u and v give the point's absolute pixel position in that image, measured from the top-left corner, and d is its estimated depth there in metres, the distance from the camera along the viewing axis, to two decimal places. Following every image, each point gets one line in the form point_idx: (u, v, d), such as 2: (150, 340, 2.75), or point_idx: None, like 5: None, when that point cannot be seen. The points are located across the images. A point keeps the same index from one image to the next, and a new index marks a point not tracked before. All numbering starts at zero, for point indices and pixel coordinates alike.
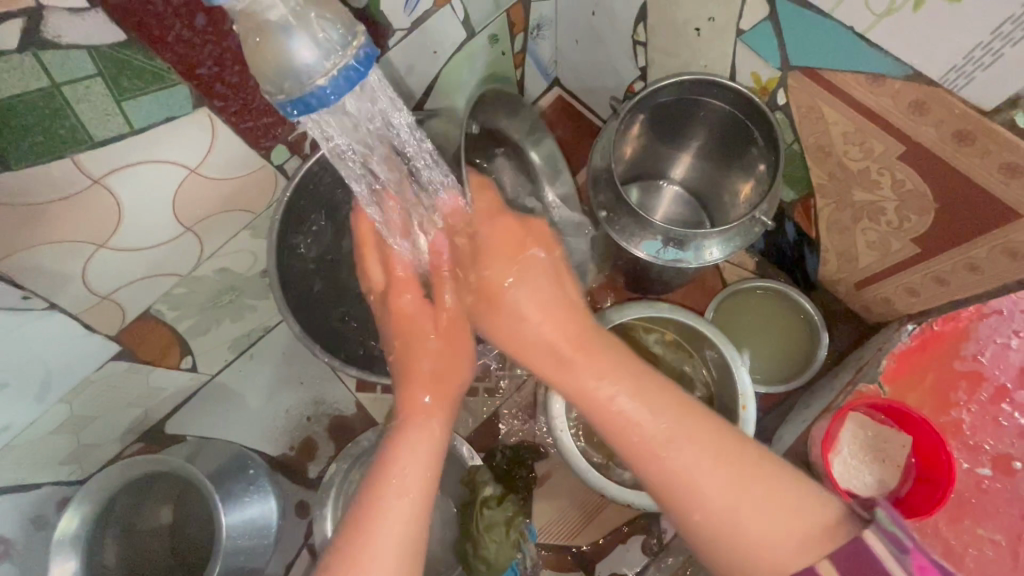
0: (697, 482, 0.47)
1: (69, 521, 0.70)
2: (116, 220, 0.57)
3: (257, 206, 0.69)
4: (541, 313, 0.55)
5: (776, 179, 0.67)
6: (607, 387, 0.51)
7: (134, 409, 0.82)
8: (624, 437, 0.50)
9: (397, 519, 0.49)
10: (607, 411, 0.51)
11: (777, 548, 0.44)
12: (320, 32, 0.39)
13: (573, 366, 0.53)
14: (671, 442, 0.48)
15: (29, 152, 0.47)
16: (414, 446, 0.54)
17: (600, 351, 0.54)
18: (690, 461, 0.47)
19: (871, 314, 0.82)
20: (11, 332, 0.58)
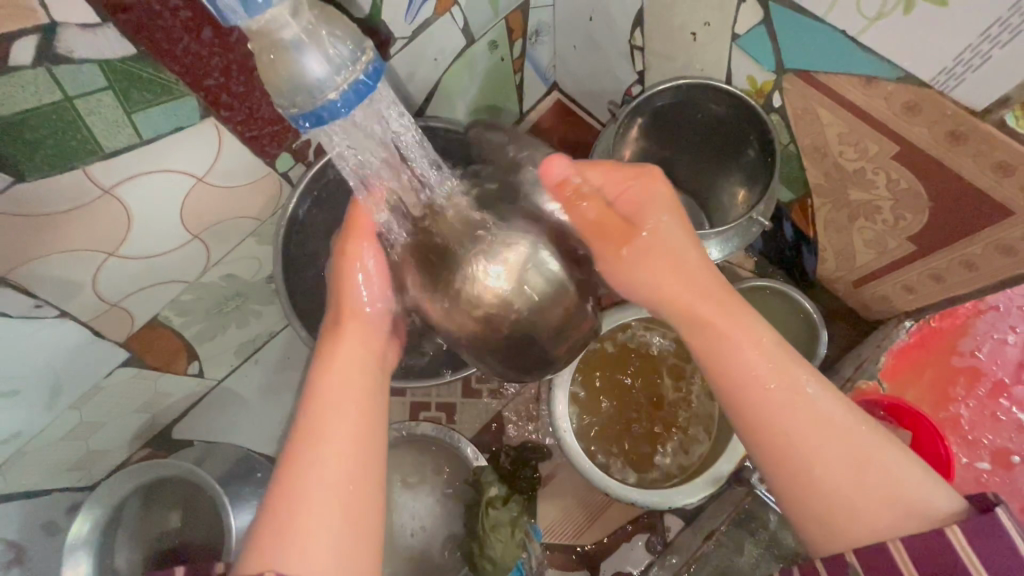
0: (817, 445, 0.46)
1: (81, 525, 0.72)
2: (126, 229, 0.58)
3: (262, 213, 0.70)
4: (650, 266, 0.53)
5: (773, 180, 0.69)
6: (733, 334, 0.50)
7: (142, 415, 0.83)
8: (746, 387, 0.49)
9: (328, 475, 0.44)
10: (732, 357, 0.49)
11: (882, 516, 0.44)
12: (331, 47, 0.40)
13: (700, 317, 0.51)
14: (795, 401, 0.47)
15: (41, 163, 0.48)
16: (346, 397, 0.48)
17: (737, 309, 0.51)
18: (809, 427, 0.46)
19: (868, 312, 0.83)
20: (23, 339, 0.59)
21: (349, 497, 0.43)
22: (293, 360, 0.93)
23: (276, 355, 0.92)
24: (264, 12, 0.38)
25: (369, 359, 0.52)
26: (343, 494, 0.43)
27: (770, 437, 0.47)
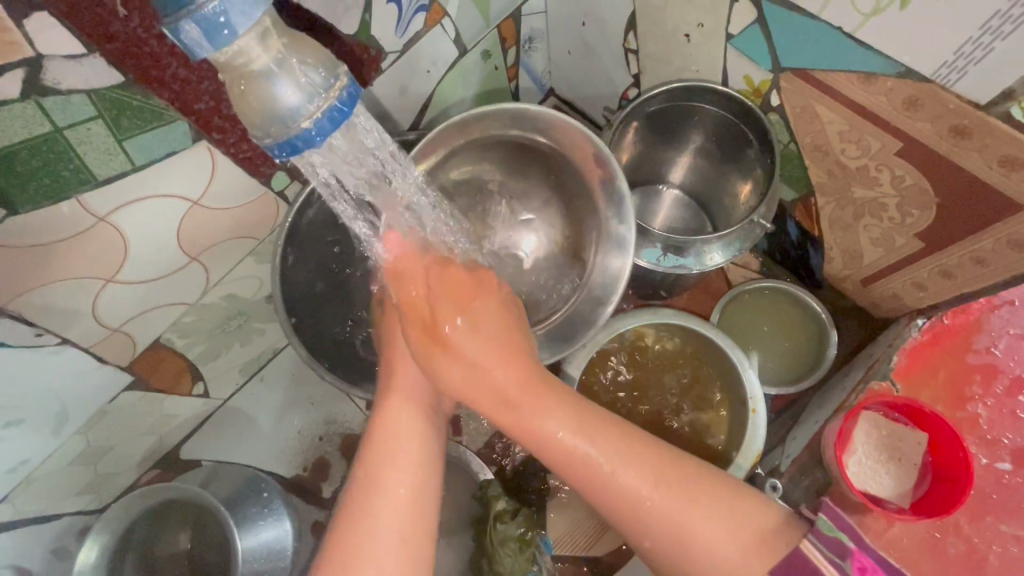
0: (658, 510, 0.47)
1: (88, 552, 0.71)
2: (123, 255, 0.58)
3: (259, 232, 0.70)
4: (482, 345, 0.54)
5: (773, 179, 0.67)
6: (553, 429, 0.49)
7: (149, 437, 0.84)
8: (570, 468, 0.49)
9: (393, 515, 0.48)
10: (550, 445, 0.49)
11: (734, 558, 0.45)
12: (301, 75, 0.40)
13: (523, 405, 0.51)
14: (628, 479, 0.47)
15: (34, 195, 0.48)
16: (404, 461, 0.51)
17: (542, 390, 0.51)
18: (639, 487, 0.47)
19: (879, 310, 0.81)
20: (25, 369, 0.59)
21: (405, 542, 0.47)
22: (297, 376, 0.93)
23: (280, 372, 0.92)
24: (232, 43, 0.37)
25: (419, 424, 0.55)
26: (400, 531, 0.48)
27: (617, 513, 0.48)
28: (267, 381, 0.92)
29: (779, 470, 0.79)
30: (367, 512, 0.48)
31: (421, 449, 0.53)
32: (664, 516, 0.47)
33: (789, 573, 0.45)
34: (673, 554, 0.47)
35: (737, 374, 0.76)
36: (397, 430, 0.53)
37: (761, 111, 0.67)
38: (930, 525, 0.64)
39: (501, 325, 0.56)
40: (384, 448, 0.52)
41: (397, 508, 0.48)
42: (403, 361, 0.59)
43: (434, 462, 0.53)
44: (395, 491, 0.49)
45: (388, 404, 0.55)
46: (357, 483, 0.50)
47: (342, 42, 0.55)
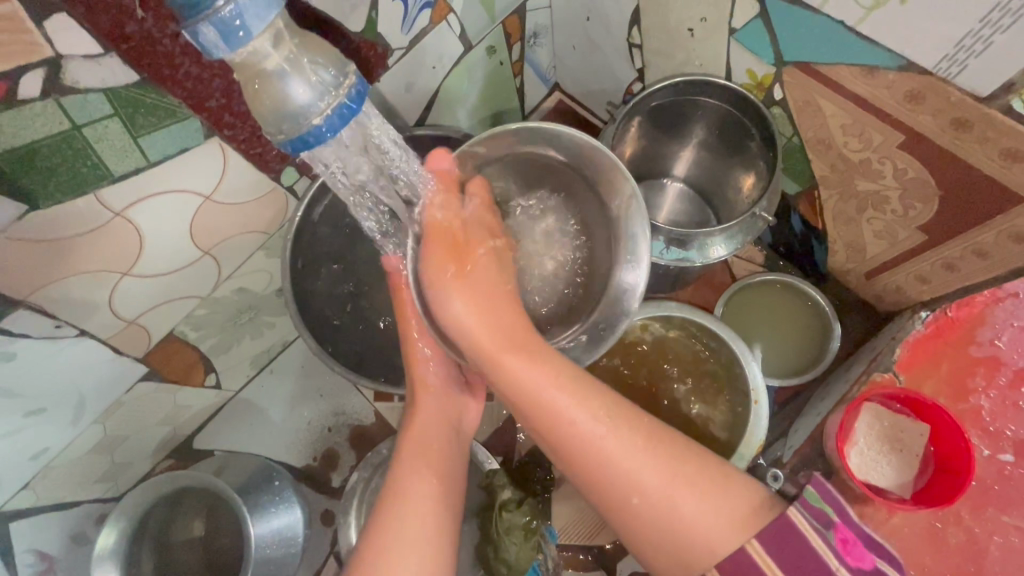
0: (629, 471, 0.48)
1: (106, 537, 0.72)
2: (138, 250, 0.60)
3: (269, 227, 0.71)
4: (467, 305, 0.57)
5: (775, 172, 0.68)
6: (537, 381, 0.52)
7: (164, 427, 0.86)
8: (554, 427, 0.51)
9: (419, 522, 0.53)
10: (536, 398, 0.52)
11: (697, 523, 0.46)
12: (311, 74, 0.42)
13: (506, 355, 0.54)
14: (600, 438, 0.49)
15: (54, 191, 0.49)
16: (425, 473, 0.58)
17: (529, 353, 0.54)
18: (619, 454, 0.49)
19: (883, 303, 0.82)
20: (45, 360, 0.61)
21: (434, 532, 0.53)
22: (306, 368, 0.95)
23: (290, 363, 0.94)
24: (246, 45, 0.38)
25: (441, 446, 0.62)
26: (421, 523, 0.53)
27: (589, 471, 0.50)
28: (278, 373, 0.93)
29: (782, 461, 0.80)
30: (398, 502, 0.55)
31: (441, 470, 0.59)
32: (645, 486, 0.48)
33: (780, 552, 0.44)
34: (646, 517, 0.48)
35: (740, 367, 0.77)
36: (418, 444, 0.61)
37: (763, 104, 0.67)
38: (931, 516, 0.64)
39: (498, 285, 0.60)
40: (408, 461, 0.59)
41: (421, 509, 0.54)
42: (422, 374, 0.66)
43: (452, 477, 0.60)
44: (419, 487, 0.56)
45: (417, 413, 0.65)
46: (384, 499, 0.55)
47: (349, 40, 0.57)
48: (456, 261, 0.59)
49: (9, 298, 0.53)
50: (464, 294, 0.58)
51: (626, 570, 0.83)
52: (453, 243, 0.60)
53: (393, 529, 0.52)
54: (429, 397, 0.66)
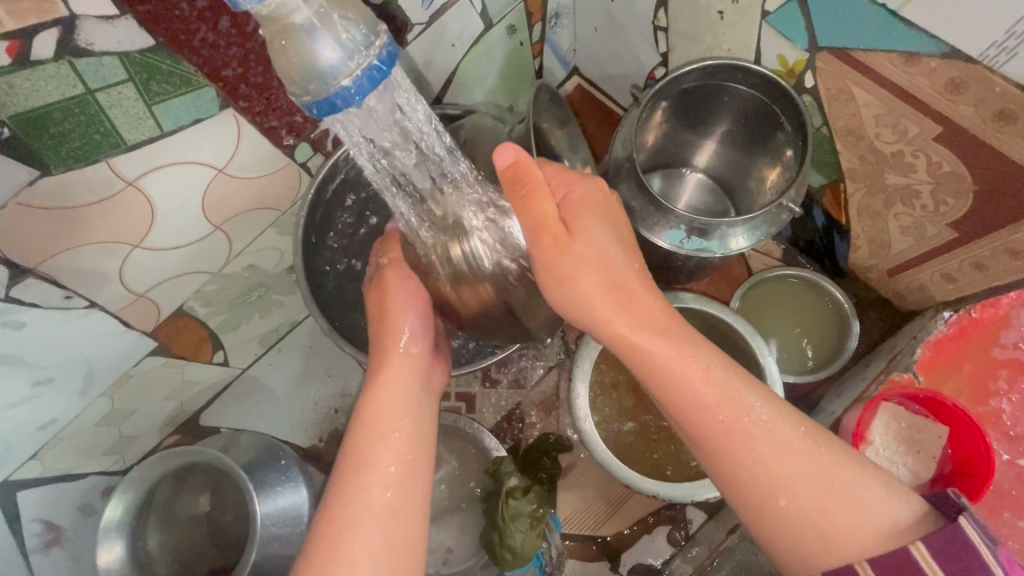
0: (780, 476, 0.46)
1: (113, 510, 0.73)
2: (150, 221, 0.59)
3: (281, 204, 0.71)
4: (599, 281, 0.50)
5: (805, 161, 0.66)
6: (683, 374, 0.49)
7: (171, 402, 0.86)
8: (693, 417, 0.49)
9: (383, 492, 0.47)
10: (678, 388, 0.49)
11: (840, 538, 0.45)
12: (342, 31, 0.40)
13: (646, 340, 0.50)
14: (755, 445, 0.47)
15: (67, 158, 0.48)
16: (388, 443, 0.50)
17: (674, 337, 0.50)
18: (769, 451, 0.47)
19: (905, 302, 0.80)
20: (54, 330, 0.61)
21: (395, 518, 0.46)
22: (314, 349, 0.95)
23: (297, 343, 0.94)
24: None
25: (406, 412, 0.52)
26: (388, 512, 0.47)
27: (732, 472, 0.48)
28: (285, 353, 0.93)
29: None
30: (358, 483, 0.47)
31: (406, 440, 0.51)
32: (794, 490, 0.46)
33: (945, 557, 0.42)
34: (784, 524, 0.46)
35: (756, 361, 0.75)
36: (388, 405, 0.52)
37: (795, 91, 0.65)
38: None
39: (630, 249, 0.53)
40: (369, 425, 0.51)
41: (377, 485, 0.47)
42: (397, 327, 0.57)
43: (423, 447, 0.51)
44: (384, 468, 0.48)
45: (388, 377, 0.54)
46: (343, 469, 0.48)
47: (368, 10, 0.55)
48: (561, 243, 0.50)
49: (19, 266, 0.52)
50: (588, 276, 0.50)
51: (630, 562, 0.83)
52: (518, 180, 0.50)
53: (355, 517, 0.46)
54: (399, 355, 0.55)
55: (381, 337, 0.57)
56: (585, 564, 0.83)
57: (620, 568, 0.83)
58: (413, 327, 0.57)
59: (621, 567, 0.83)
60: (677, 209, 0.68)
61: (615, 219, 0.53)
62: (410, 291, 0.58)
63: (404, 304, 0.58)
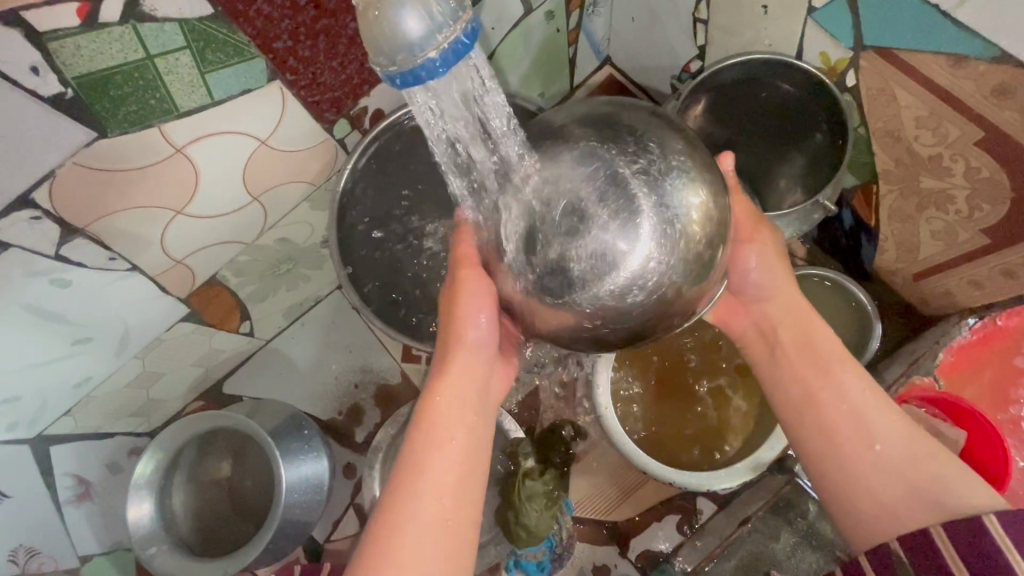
0: (866, 438, 0.51)
1: (144, 467, 0.76)
2: (194, 188, 0.60)
3: (317, 178, 0.72)
4: (761, 268, 0.60)
5: (845, 153, 0.66)
6: (803, 341, 0.57)
7: (197, 369, 0.87)
8: (799, 382, 0.56)
9: (439, 500, 0.47)
10: (790, 359, 0.57)
11: (903, 502, 0.49)
12: (433, 4, 0.40)
13: (778, 315, 0.59)
14: (849, 410, 0.53)
15: (123, 121, 0.49)
16: (448, 450, 0.49)
17: (806, 314, 0.58)
18: (862, 416, 0.52)
19: (927, 307, 0.79)
20: (96, 290, 0.62)
21: (446, 527, 0.46)
22: (336, 324, 0.96)
23: (320, 317, 0.95)
24: None
25: (465, 419, 0.51)
26: (441, 520, 0.46)
27: (825, 428, 0.53)
28: (308, 326, 0.95)
29: None
30: (411, 489, 0.47)
31: (464, 449, 0.50)
32: (879, 451, 0.51)
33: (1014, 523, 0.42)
34: (858, 480, 0.51)
35: None
36: (447, 412, 0.51)
37: (836, 91, 0.65)
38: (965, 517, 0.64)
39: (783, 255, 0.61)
40: (428, 432, 0.50)
41: (431, 496, 0.47)
42: (466, 325, 0.53)
43: (480, 455, 0.51)
44: (438, 475, 0.48)
45: (450, 379, 0.53)
46: (398, 474, 0.48)
47: None
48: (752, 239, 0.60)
49: (70, 225, 0.54)
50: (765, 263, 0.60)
51: (638, 548, 0.84)
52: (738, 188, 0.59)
53: (406, 524, 0.45)
54: (461, 360, 0.53)
55: (446, 337, 0.54)
56: (594, 548, 0.85)
57: (628, 553, 0.84)
58: (473, 336, 0.54)
59: (631, 552, 0.84)
60: None
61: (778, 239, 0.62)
62: (485, 288, 0.53)
63: (479, 299, 0.53)
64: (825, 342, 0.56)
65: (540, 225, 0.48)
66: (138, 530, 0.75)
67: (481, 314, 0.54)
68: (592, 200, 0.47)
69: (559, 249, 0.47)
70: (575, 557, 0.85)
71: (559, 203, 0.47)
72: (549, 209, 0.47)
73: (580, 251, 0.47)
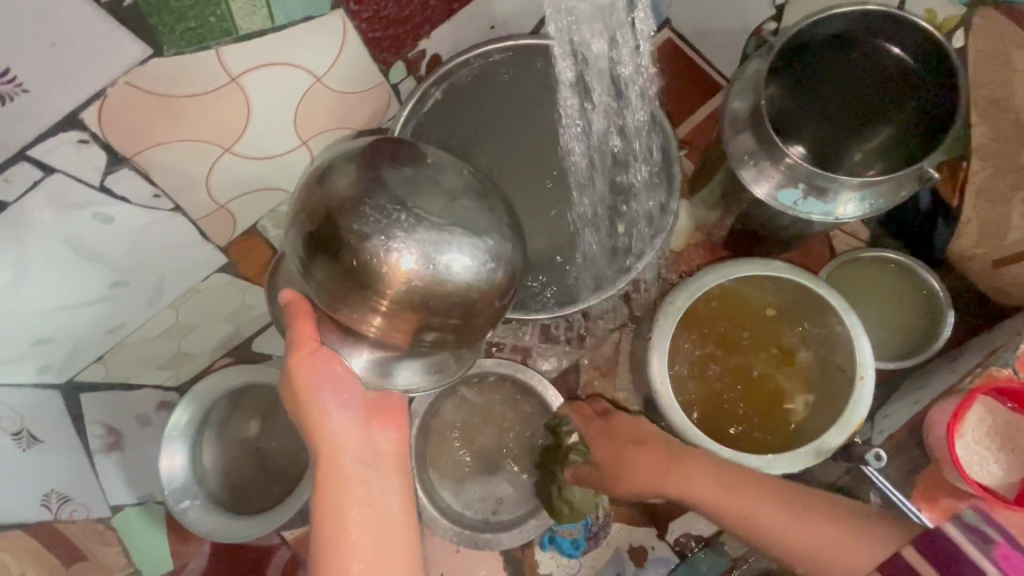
0: (772, 528, 0.61)
1: (179, 416, 0.75)
2: (244, 125, 0.56)
3: (365, 126, 0.67)
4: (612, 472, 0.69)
5: (955, 124, 0.60)
6: (685, 479, 0.65)
7: (228, 325, 0.84)
8: (712, 508, 0.63)
9: None
10: (688, 492, 0.65)
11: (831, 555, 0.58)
12: None
13: (663, 482, 0.66)
14: (742, 504, 0.62)
15: (180, 38, 0.45)
16: (354, 538, 0.53)
17: (664, 466, 0.66)
18: (748, 510, 0.62)
19: (1003, 299, 0.75)
20: (137, 229, 0.59)
21: None
22: None
23: None
24: None
25: (362, 503, 0.54)
26: None
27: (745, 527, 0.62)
28: None
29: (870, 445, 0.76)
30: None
31: (370, 528, 0.54)
32: (779, 533, 0.61)
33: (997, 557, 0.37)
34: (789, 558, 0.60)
35: (847, 339, 0.71)
36: (341, 499, 0.53)
37: (949, 47, 0.61)
38: None
39: (618, 434, 0.70)
40: (331, 524, 0.53)
41: (357, 557, 0.52)
42: (327, 418, 0.54)
43: (392, 521, 0.55)
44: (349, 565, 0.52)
45: (332, 469, 0.54)
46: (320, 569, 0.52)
47: None
48: (594, 435, 0.72)
49: (117, 153, 0.50)
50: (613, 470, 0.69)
51: (678, 530, 0.81)
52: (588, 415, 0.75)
53: None
54: (340, 453, 0.54)
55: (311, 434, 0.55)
56: (632, 529, 0.82)
57: (667, 535, 0.82)
58: (330, 408, 0.54)
59: (670, 534, 0.81)
60: (799, 166, 0.62)
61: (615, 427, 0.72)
62: (328, 372, 0.53)
63: (329, 398, 0.54)
64: (678, 453, 0.66)
65: (385, 205, 0.47)
66: (172, 482, 0.74)
67: (334, 404, 0.54)
68: (428, 216, 0.47)
69: (397, 239, 0.46)
70: (612, 538, 0.82)
71: (378, 204, 0.47)
72: (371, 207, 0.46)
73: (386, 252, 0.46)
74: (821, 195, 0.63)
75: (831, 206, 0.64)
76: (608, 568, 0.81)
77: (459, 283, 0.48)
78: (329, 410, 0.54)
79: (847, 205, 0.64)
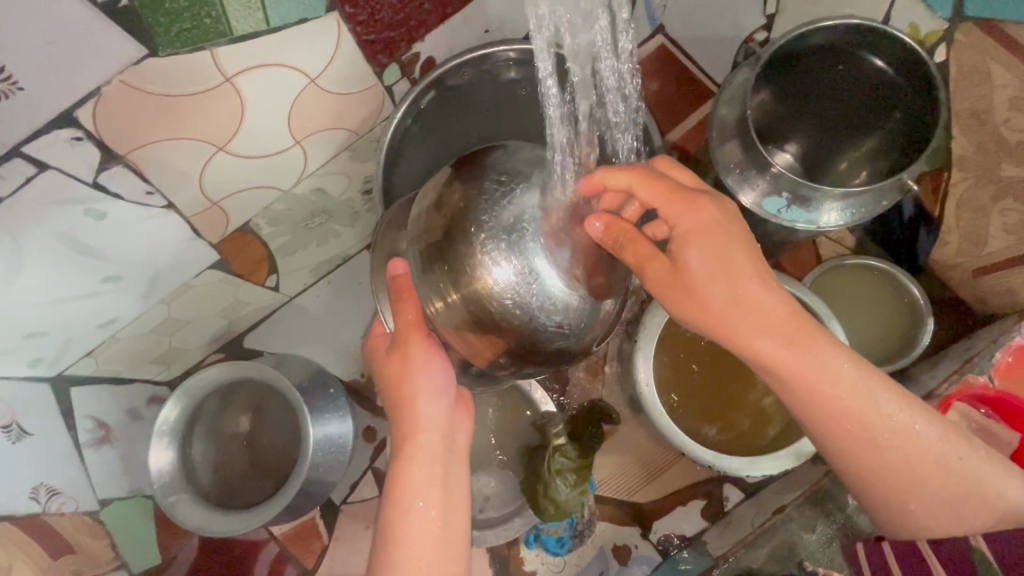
0: (909, 452, 0.53)
1: (169, 412, 0.74)
2: (238, 124, 0.56)
3: (359, 126, 0.68)
4: (708, 259, 0.51)
5: (936, 136, 0.61)
6: (839, 367, 0.52)
7: (221, 320, 0.84)
8: (850, 416, 0.52)
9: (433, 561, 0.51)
10: (826, 385, 0.52)
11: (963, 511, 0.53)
12: None
13: (785, 356, 0.52)
14: (887, 419, 0.53)
15: (176, 39, 0.46)
16: (421, 521, 0.52)
17: (795, 341, 0.52)
18: (895, 421, 0.53)
19: (982, 304, 0.80)
20: (130, 224, 0.59)
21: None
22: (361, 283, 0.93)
23: (346, 276, 0.92)
24: None
25: (438, 485, 0.54)
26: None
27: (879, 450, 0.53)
28: (334, 285, 0.92)
29: None
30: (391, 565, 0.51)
31: (441, 508, 0.53)
32: (919, 452, 0.53)
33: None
34: (906, 485, 0.54)
35: None
36: (423, 477, 0.54)
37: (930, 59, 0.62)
38: None
39: (731, 251, 0.51)
40: (406, 505, 0.53)
41: (427, 535, 0.52)
42: (417, 402, 0.56)
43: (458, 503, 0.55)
44: (417, 543, 0.52)
45: (413, 447, 0.55)
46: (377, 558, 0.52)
47: None
48: (660, 267, 0.52)
49: (110, 149, 0.50)
50: (702, 281, 0.51)
51: (661, 531, 0.83)
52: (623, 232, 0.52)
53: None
54: (422, 437, 0.55)
55: (400, 418, 0.56)
56: (616, 529, 0.83)
57: (650, 535, 0.83)
58: (429, 392, 0.56)
59: (653, 534, 0.83)
60: (782, 173, 0.64)
61: (727, 244, 0.51)
62: (430, 358, 0.57)
63: (427, 380, 0.56)
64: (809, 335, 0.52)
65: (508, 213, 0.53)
66: (160, 475, 0.73)
67: (428, 389, 0.56)
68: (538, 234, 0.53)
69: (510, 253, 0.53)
70: (597, 536, 0.83)
71: (535, 236, 0.53)
72: (528, 235, 0.53)
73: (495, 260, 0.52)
74: (803, 203, 0.65)
75: (813, 214, 0.66)
76: (592, 566, 0.82)
77: (548, 311, 0.54)
78: (420, 394, 0.56)
79: (829, 213, 0.66)
